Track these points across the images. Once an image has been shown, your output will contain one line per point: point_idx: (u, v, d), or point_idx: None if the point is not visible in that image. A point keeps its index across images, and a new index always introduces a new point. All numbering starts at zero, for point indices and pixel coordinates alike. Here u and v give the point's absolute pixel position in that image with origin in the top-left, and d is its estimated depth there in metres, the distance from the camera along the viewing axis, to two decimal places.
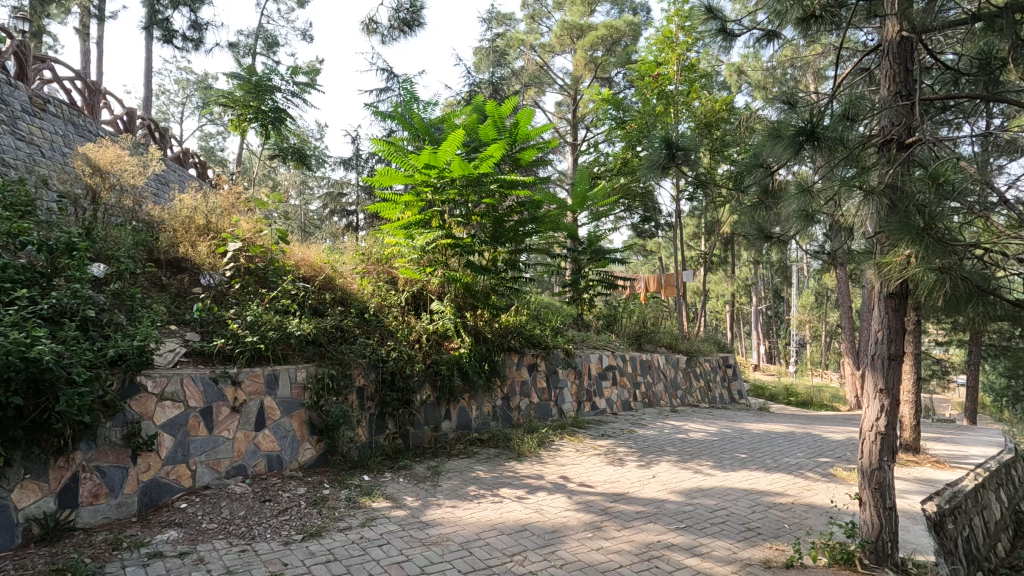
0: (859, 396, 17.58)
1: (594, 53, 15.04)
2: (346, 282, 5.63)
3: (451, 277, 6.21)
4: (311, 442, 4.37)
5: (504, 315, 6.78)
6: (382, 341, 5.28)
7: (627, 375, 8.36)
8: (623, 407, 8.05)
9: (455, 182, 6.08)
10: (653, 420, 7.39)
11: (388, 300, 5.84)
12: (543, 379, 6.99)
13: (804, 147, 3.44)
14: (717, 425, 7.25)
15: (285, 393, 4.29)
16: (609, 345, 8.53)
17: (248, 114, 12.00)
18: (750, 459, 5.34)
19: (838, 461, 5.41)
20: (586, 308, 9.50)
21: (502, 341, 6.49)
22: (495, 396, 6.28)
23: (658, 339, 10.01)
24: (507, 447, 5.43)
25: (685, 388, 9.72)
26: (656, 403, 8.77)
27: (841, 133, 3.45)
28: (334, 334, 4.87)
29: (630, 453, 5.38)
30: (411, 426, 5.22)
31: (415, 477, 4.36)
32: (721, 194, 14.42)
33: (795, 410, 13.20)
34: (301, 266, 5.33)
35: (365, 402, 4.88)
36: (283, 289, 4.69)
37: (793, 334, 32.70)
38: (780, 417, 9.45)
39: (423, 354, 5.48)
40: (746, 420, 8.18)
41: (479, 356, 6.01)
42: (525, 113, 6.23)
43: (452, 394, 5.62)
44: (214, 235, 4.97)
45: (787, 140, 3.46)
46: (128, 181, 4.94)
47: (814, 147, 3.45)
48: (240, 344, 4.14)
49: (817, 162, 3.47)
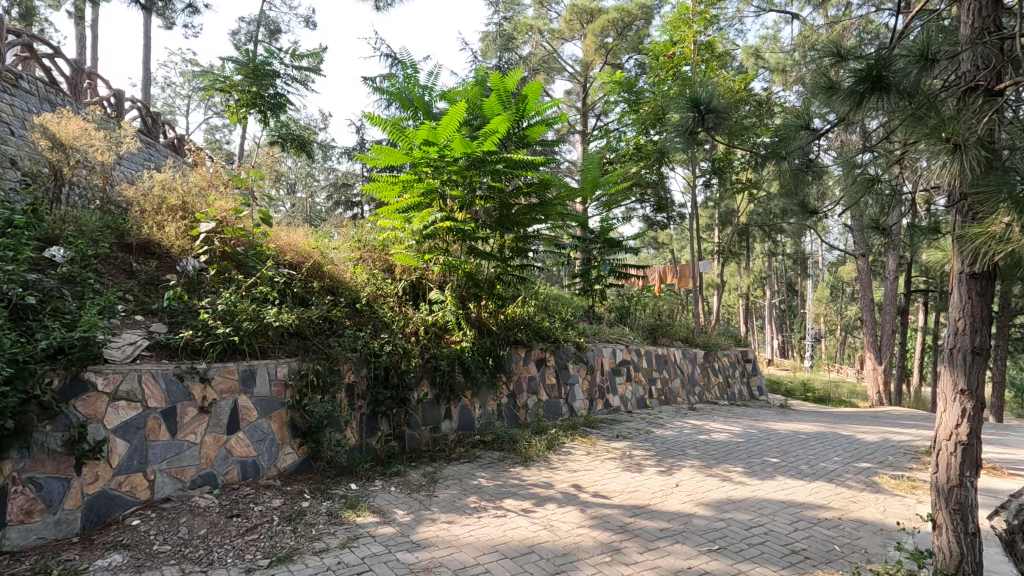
0: (880, 392, 16.95)
1: (605, 38, 14.45)
2: (336, 269, 5.17)
3: (452, 265, 5.73)
4: (292, 446, 3.90)
5: (510, 305, 6.30)
6: (375, 334, 4.83)
7: (642, 371, 7.83)
8: (638, 405, 7.53)
9: (458, 162, 5.57)
10: (671, 418, 6.88)
11: (383, 289, 5.39)
12: (552, 375, 6.49)
13: (867, 98, 2.94)
14: (741, 425, 6.71)
15: (263, 392, 3.84)
16: (622, 338, 8.00)
17: (245, 100, 11.55)
18: (781, 465, 4.81)
19: (880, 466, 4.87)
20: (597, 300, 9.00)
21: (508, 334, 6.01)
22: (500, 394, 5.79)
23: (674, 333, 9.49)
24: (512, 450, 4.94)
25: (703, 384, 9.18)
26: (673, 400, 8.24)
27: (912, 80, 2.94)
28: (321, 326, 4.41)
29: (649, 457, 4.87)
30: (407, 426, 4.75)
31: (409, 486, 3.89)
32: (738, 183, 13.80)
33: (817, 406, 12.60)
34: (287, 252, 4.88)
35: (355, 400, 4.42)
36: (263, 276, 4.24)
37: (808, 328, 31.98)
38: (805, 415, 8.89)
39: (421, 348, 5.02)
40: (770, 419, 7.62)
41: (483, 350, 5.55)
42: (533, 85, 5.67)
43: (453, 391, 5.13)
44: (187, 216, 4.50)
45: (846, 91, 2.99)
46: (96, 157, 4.49)
47: (880, 97, 2.93)
48: (211, 336, 3.67)
49: (881, 112, 2.96)
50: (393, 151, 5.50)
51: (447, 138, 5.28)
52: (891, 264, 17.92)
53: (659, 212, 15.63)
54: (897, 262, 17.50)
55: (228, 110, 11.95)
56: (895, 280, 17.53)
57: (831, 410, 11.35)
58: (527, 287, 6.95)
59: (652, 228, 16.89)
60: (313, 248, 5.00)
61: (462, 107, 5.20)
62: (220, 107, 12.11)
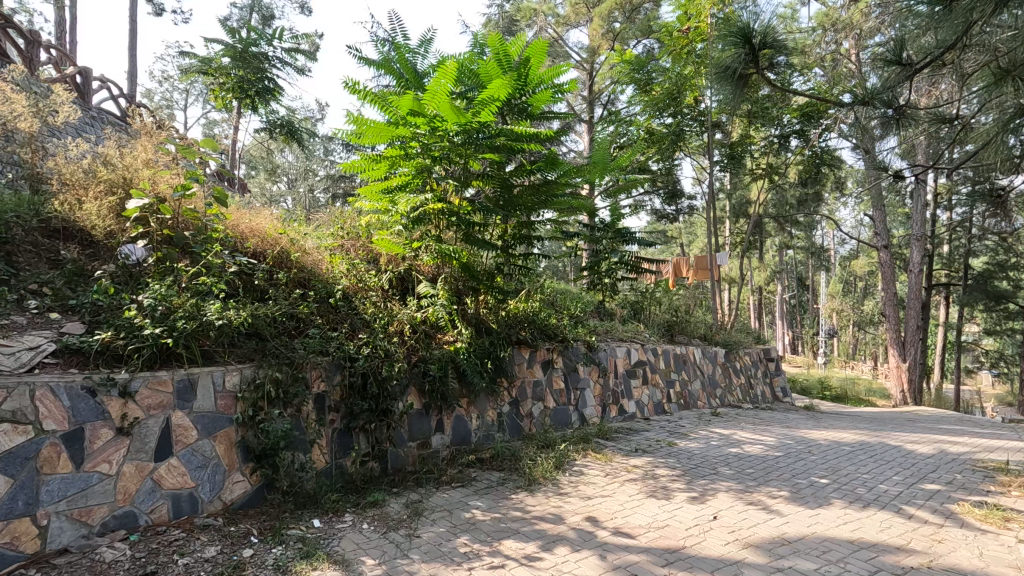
0: (904, 390, 16.13)
1: (613, 23, 13.67)
2: (308, 258, 4.48)
3: (444, 254, 5.01)
4: (242, 473, 3.17)
5: (514, 300, 5.59)
6: (352, 335, 4.10)
7: (660, 372, 7.07)
8: (655, 411, 6.77)
9: (449, 135, 4.87)
10: (693, 426, 6.12)
11: (365, 282, 4.69)
12: (560, 378, 5.73)
13: None
14: (774, 434, 5.94)
15: (206, 407, 3.12)
16: (637, 337, 7.23)
17: (231, 84, 10.82)
18: (835, 488, 4.03)
19: (952, 489, 4.08)
20: (608, 295, 8.29)
21: (511, 334, 5.28)
22: (501, 401, 5.04)
23: (691, 330, 8.72)
24: (514, 469, 4.19)
25: (724, 385, 8.40)
26: (693, 404, 7.47)
27: None
28: (283, 325, 3.70)
29: (676, 478, 4.12)
30: (390, 443, 4.01)
31: (385, 523, 3.15)
32: (755, 170, 13.00)
33: (842, 408, 11.77)
34: (249, 239, 4.19)
35: (325, 414, 3.70)
36: (211, 265, 3.52)
37: (820, 324, 31.10)
38: (835, 419, 8.12)
39: (406, 350, 4.31)
40: (804, 426, 6.83)
41: (480, 351, 4.82)
42: (537, 45, 4.92)
43: (446, 399, 4.40)
44: (117, 189, 3.70)
45: None
46: (15, 124, 3.77)
47: None
48: (135, 338, 2.93)
49: None
50: (375, 123, 4.81)
51: (435, 106, 4.59)
52: (915, 256, 17.05)
53: (670, 203, 14.85)
54: (921, 254, 16.66)
55: (213, 95, 11.25)
56: (920, 272, 16.68)
57: (858, 412, 10.58)
58: (532, 280, 6.25)
59: (661, 221, 16.08)
60: (282, 233, 4.31)
61: (453, 71, 4.50)
62: (205, 92, 11.43)
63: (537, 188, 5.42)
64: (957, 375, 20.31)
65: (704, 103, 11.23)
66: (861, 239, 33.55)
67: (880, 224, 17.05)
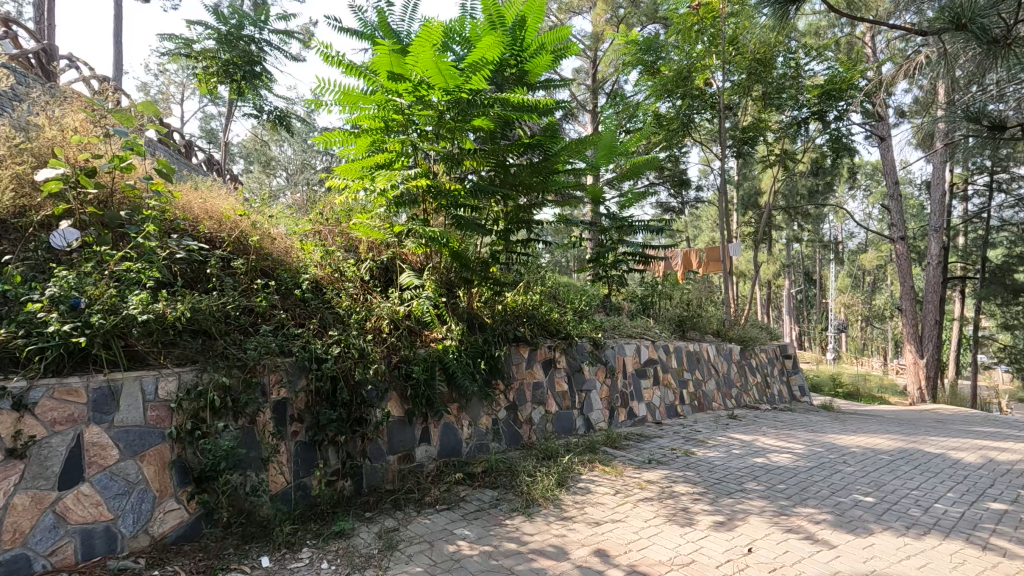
0: (922, 388, 15.51)
1: (618, 7, 13.03)
2: (274, 244, 3.94)
3: (431, 240, 4.46)
4: (177, 500, 2.62)
5: (511, 293, 5.05)
6: (321, 333, 3.55)
7: (672, 372, 6.49)
8: (668, 414, 6.19)
9: (437, 105, 4.34)
10: (711, 432, 5.54)
11: (343, 272, 4.17)
12: (563, 380, 5.15)
13: None
14: (802, 440, 5.35)
15: (131, 421, 2.57)
16: (647, 333, 6.64)
17: (216, 68, 10.23)
18: (884, 509, 3.44)
19: (1021, 509, 3.49)
20: (615, 287, 7.77)
21: (508, 330, 4.74)
22: (497, 406, 4.48)
23: (704, 326, 8.12)
24: (510, 488, 3.61)
25: (741, 385, 7.81)
26: (708, 406, 6.89)
27: None
28: (236, 321, 3.15)
29: (698, 497, 3.54)
30: (366, 458, 3.45)
31: (350, 560, 2.60)
32: (767, 158, 12.37)
33: (861, 407, 11.17)
34: (202, 221, 3.64)
35: (286, 426, 3.15)
36: (146, 250, 2.97)
37: (829, 319, 30.44)
38: (860, 421, 7.52)
39: (386, 349, 3.76)
40: (831, 429, 6.24)
41: (472, 350, 4.26)
42: (536, 4, 4.36)
43: (432, 405, 3.84)
44: (33, 160, 3.14)
45: None
46: None
47: None
48: (38, 339, 2.40)
49: None
50: (352, 91, 4.27)
51: (420, 70, 4.07)
52: (933, 248, 16.37)
53: (679, 193, 14.25)
54: (939, 246, 15.95)
55: (198, 79, 10.69)
56: (938, 265, 15.96)
57: (879, 411, 9.99)
58: (531, 270, 5.70)
59: (667, 213, 15.44)
60: (241, 215, 3.77)
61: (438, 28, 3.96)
62: (189, 77, 10.87)
63: (537, 167, 4.84)
64: (974, 372, 19.65)
65: (715, 86, 10.59)
66: (871, 233, 32.86)
67: (896, 215, 16.37)
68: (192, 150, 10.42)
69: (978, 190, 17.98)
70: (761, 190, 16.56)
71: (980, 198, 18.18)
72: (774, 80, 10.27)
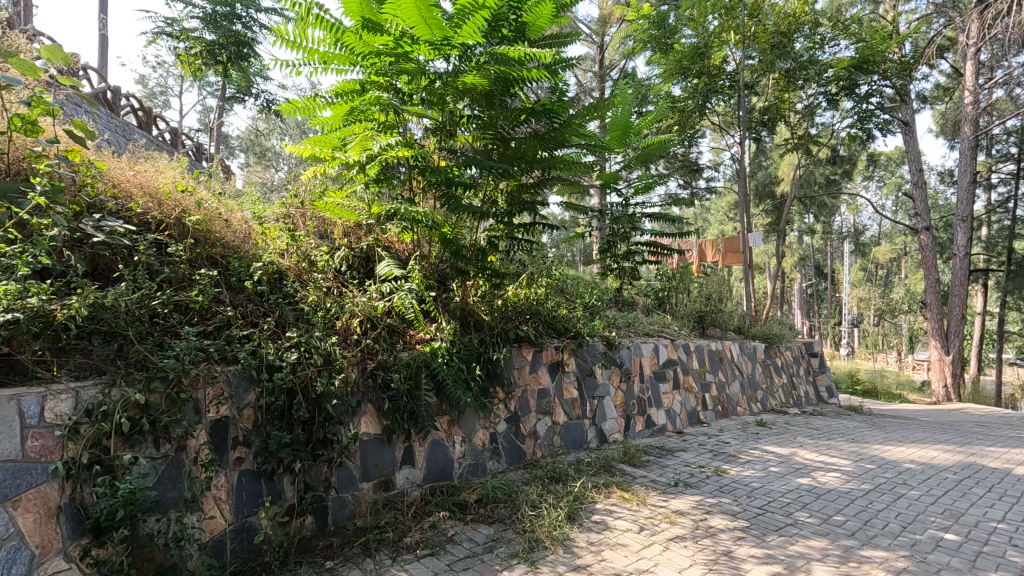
0: (948, 386, 14.80)
1: None
2: (227, 227, 3.33)
3: (417, 223, 3.82)
4: (65, 559, 1.98)
5: (513, 286, 4.41)
6: (277, 335, 2.90)
7: (693, 374, 5.81)
8: (689, 421, 5.52)
9: (424, 66, 3.70)
10: (741, 443, 4.87)
11: (313, 262, 3.56)
12: (572, 386, 4.48)
13: None
14: (847, 454, 4.66)
15: (2, 455, 1.92)
16: (665, 330, 5.97)
17: (199, 49, 9.54)
18: (976, 553, 2.76)
19: None
20: (628, 281, 7.13)
21: (509, 329, 4.09)
22: (496, 418, 3.82)
23: (725, 322, 7.43)
24: (509, 523, 2.95)
25: (766, 386, 7.13)
26: (732, 411, 6.21)
27: None
28: (162, 321, 2.53)
29: (741, 536, 2.86)
30: (332, 490, 2.81)
31: None
32: (787, 142, 11.57)
33: (888, 407, 10.44)
34: (132, 196, 3.00)
35: (227, 452, 2.52)
36: (40, 230, 2.34)
37: (843, 313, 29.64)
38: (899, 425, 6.82)
39: (359, 353, 3.11)
40: (874, 439, 5.54)
41: (466, 353, 3.63)
42: None
43: (416, 420, 3.20)
44: None
45: None
46: None
47: None
48: None
49: None
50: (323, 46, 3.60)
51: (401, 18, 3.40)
52: (959, 238, 15.54)
53: (692, 182, 13.52)
54: (966, 236, 15.06)
55: (183, 62, 10.04)
56: (965, 257, 15.12)
57: (911, 412, 9.28)
58: (535, 260, 5.04)
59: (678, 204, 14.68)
60: (183, 191, 3.15)
61: None
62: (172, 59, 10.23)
63: (544, 139, 4.17)
64: (998, 368, 18.83)
65: (733, 64, 9.81)
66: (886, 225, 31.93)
67: (920, 204, 15.53)
68: (179, 139, 9.79)
69: (1004, 178, 17.13)
70: (777, 179, 15.76)
71: (1005, 185, 17.27)
72: (799, 54, 9.40)
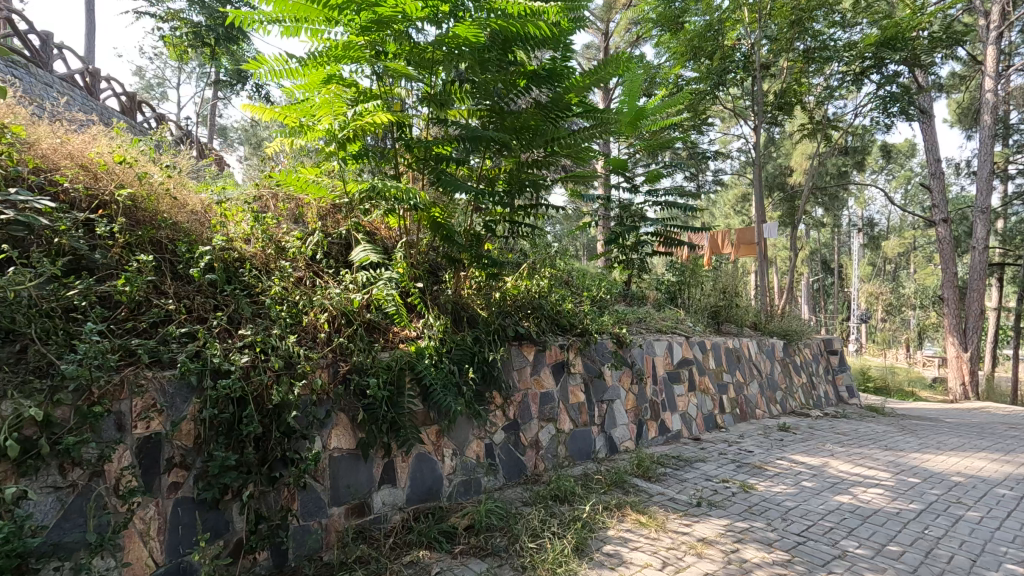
0: (966, 384, 14.29)
1: None
2: (177, 205, 2.86)
3: (402, 205, 3.36)
4: None
5: (511, 277, 3.99)
6: (229, 334, 2.45)
7: (710, 374, 5.33)
8: (706, 426, 5.04)
9: (412, 26, 3.22)
10: (766, 452, 4.39)
11: (281, 248, 3.16)
12: (579, 389, 4.01)
13: None
14: (885, 465, 4.18)
15: None
16: (679, 327, 5.49)
17: (184, 30, 9.09)
18: None
19: None
20: (636, 273, 6.65)
21: (507, 325, 3.62)
22: (492, 426, 3.36)
23: (740, 317, 6.96)
24: (504, 556, 2.48)
25: (785, 387, 6.65)
26: (751, 414, 5.74)
27: None
28: (78, 316, 2.08)
29: (783, 574, 2.38)
30: (293, 519, 2.35)
31: None
32: (804, 129, 11.00)
33: (909, 408, 9.93)
34: (61, 168, 2.55)
35: (158, 476, 2.06)
36: None
37: (851, 308, 29.08)
38: (929, 428, 6.34)
39: (329, 353, 2.65)
40: (909, 445, 5.04)
41: (457, 353, 3.18)
42: None
43: (396, 432, 2.74)
44: None
45: None
46: None
47: None
48: None
49: None
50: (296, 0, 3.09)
51: None
52: (977, 230, 14.97)
53: (701, 172, 13.00)
54: (986, 228, 14.48)
55: (168, 44, 9.54)
56: (984, 250, 14.55)
57: (935, 413, 8.77)
58: (537, 248, 4.58)
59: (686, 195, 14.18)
60: (121, 162, 2.67)
61: None
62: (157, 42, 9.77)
63: (550, 110, 3.64)
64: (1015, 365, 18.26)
65: (747, 45, 9.28)
66: (895, 218, 31.31)
67: (937, 195, 14.95)
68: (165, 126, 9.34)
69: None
70: (788, 169, 15.21)
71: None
72: (817, 33, 8.84)
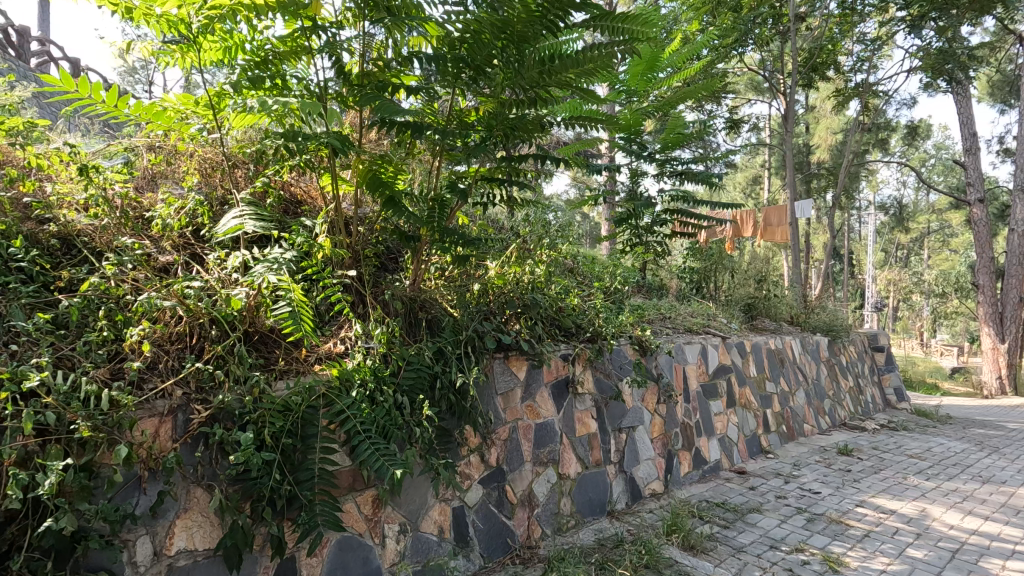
0: (1002, 377, 13.26)
1: None
2: None
3: (327, 152, 2.29)
4: None
5: (496, 261, 2.92)
6: None
7: (751, 384, 4.25)
8: (750, 452, 3.97)
9: None
10: (838, 493, 3.31)
11: (143, 216, 2.15)
12: (589, 415, 2.93)
13: None
14: (1002, 513, 3.09)
15: None
16: (713, 324, 4.41)
17: None
18: None
19: None
20: (653, 260, 5.56)
21: (488, 332, 2.52)
22: (463, 482, 2.28)
23: (777, 309, 5.86)
24: None
25: (833, 393, 5.58)
26: (799, 431, 4.67)
27: None
28: None
29: None
30: None
31: None
32: (834, 96, 9.75)
33: (957, 409, 8.82)
34: None
35: None
36: None
37: (867, 296, 27.93)
38: (1010, 443, 5.24)
39: (164, 392, 1.58)
40: (1008, 475, 3.95)
41: (405, 375, 2.10)
42: None
43: (290, 519, 1.65)
44: None
45: None
46: None
47: None
48: None
49: None
50: None
51: None
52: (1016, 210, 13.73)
53: (714, 150, 11.76)
54: None
55: None
56: None
57: (994, 417, 7.64)
58: (533, 224, 3.51)
59: None
60: None
61: None
62: None
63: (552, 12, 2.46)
64: None
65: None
66: (912, 201, 29.99)
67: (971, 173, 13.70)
68: None
69: None
70: (812, 146, 13.99)
71: None
72: None
